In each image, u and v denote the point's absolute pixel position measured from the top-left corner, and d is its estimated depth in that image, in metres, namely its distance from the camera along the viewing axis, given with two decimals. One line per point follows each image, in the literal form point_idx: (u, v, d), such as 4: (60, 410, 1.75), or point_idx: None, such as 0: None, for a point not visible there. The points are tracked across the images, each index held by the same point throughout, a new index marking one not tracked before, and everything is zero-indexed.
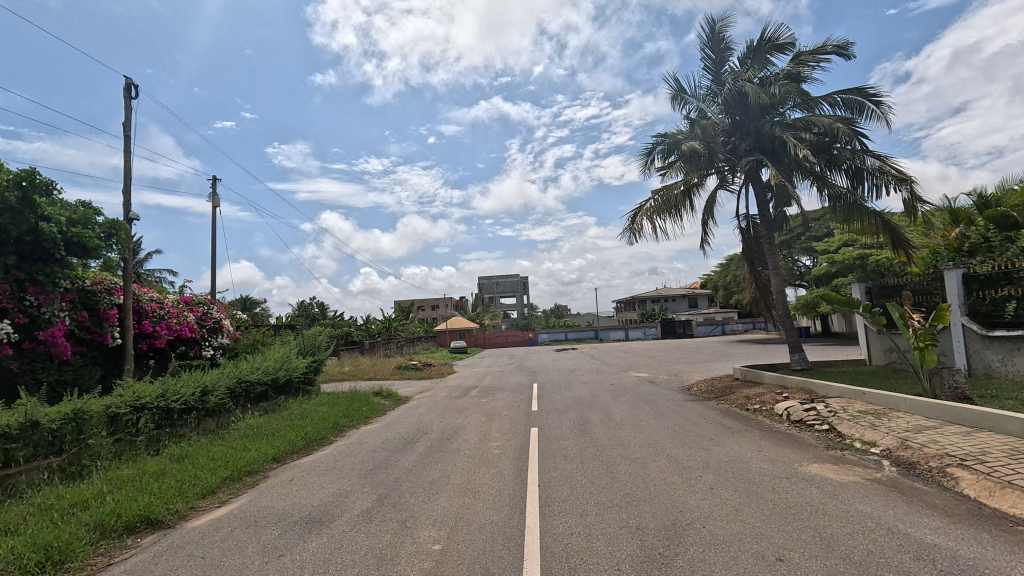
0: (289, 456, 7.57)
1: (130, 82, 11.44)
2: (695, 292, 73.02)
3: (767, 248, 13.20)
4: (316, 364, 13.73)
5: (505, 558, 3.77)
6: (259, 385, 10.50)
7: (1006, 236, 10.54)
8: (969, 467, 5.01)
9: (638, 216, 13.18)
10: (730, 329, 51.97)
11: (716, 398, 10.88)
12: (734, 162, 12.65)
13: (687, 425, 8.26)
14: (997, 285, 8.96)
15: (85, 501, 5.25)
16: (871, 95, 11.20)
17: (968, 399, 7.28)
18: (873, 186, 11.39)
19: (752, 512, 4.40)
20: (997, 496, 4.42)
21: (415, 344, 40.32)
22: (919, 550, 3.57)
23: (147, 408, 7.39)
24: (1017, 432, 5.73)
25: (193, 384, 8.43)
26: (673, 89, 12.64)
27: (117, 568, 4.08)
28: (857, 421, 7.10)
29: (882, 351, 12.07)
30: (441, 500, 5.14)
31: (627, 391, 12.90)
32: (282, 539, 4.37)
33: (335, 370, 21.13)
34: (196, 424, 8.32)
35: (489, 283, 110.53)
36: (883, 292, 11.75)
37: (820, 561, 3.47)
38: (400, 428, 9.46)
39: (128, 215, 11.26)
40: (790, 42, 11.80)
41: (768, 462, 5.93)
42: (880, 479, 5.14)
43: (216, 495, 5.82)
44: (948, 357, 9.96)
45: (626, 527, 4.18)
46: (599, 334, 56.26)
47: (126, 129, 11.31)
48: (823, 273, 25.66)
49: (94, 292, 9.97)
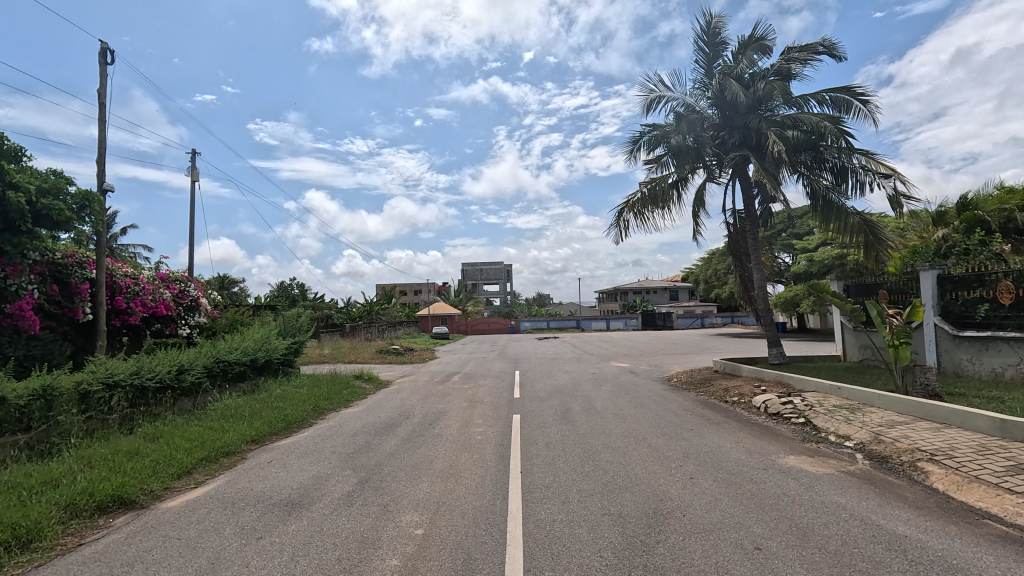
0: (268, 439, 7.47)
1: (107, 47, 10.98)
2: (676, 286, 73.72)
3: (751, 243, 13.27)
4: (296, 345, 13.53)
5: (488, 544, 3.77)
6: (237, 365, 10.32)
7: (981, 240, 10.95)
8: (939, 461, 5.18)
9: (626, 207, 13.19)
10: (710, 323, 52.67)
11: (696, 389, 11.05)
12: (721, 156, 12.70)
13: (667, 415, 8.35)
14: (970, 287, 9.20)
15: (55, 480, 5.11)
16: (859, 94, 11.29)
17: (937, 396, 7.52)
18: (857, 184, 11.58)
19: (731, 502, 4.46)
20: (965, 490, 4.56)
21: (397, 329, 40.09)
22: (891, 541, 3.67)
23: (120, 386, 7.20)
24: (984, 429, 5.93)
25: (169, 362, 8.21)
26: (645, 96, 12.53)
27: (88, 549, 3.95)
28: (833, 415, 7.28)
29: (857, 348, 12.39)
30: (423, 484, 5.13)
31: (608, 380, 13.00)
32: (261, 521, 4.29)
33: (314, 353, 20.86)
34: (171, 403, 8.11)
35: (473, 271, 110.12)
36: (860, 290, 12.05)
37: (796, 550, 3.53)
38: (382, 412, 9.36)
39: (102, 185, 10.86)
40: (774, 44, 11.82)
41: (747, 453, 6.03)
42: (854, 471, 5.29)
43: (192, 476, 5.70)
44: (920, 355, 10.26)
45: (608, 515, 4.21)
46: (581, 323, 56.64)
47: (101, 97, 10.84)
48: (802, 271, 26.22)
49: (65, 265, 9.63)
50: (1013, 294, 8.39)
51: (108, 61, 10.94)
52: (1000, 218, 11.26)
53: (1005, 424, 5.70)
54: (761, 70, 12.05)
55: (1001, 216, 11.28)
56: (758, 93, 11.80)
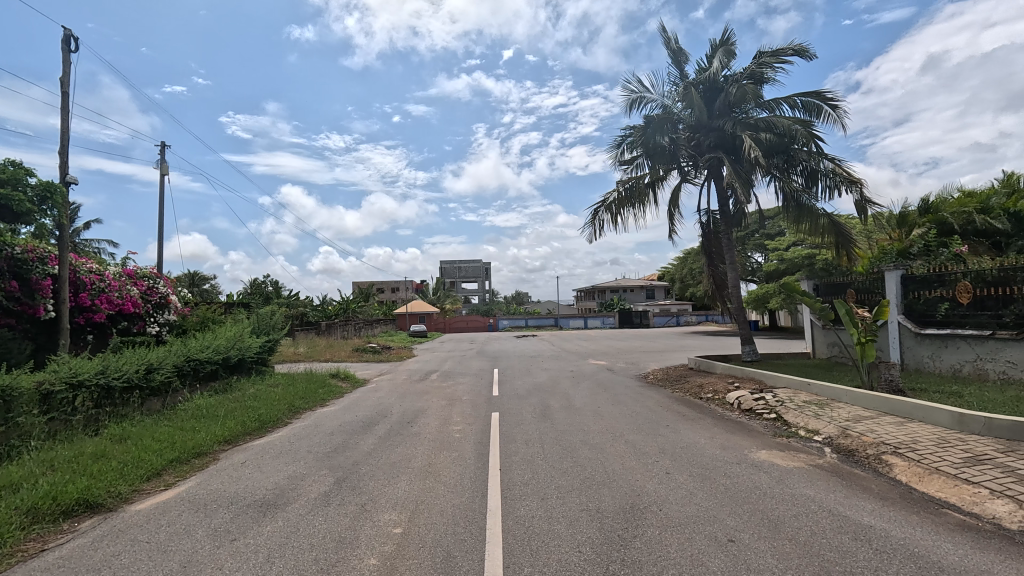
0: (242, 439, 7.31)
1: (70, 34, 10.54)
2: (653, 285, 74.85)
3: (726, 243, 13.54)
4: (270, 344, 13.25)
5: (466, 542, 3.77)
6: (209, 364, 10.06)
7: (943, 241, 11.41)
8: (902, 454, 5.38)
9: (603, 207, 13.30)
10: (685, 321, 53.47)
11: (671, 387, 11.22)
12: (696, 158, 12.92)
13: (644, 412, 8.47)
14: (931, 286, 9.59)
15: (15, 484, 4.90)
16: (828, 99, 11.63)
17: (900, 392, 7.82)
18: (826, 187, 11.93)
19: (705, 496, 4.57)
20: (925, 481, 4.76)
21: (374, 327, 39.50)
22: (857, 531, 3.80)
23: (84, 385, 6.95)
24: (944, 423, 6.18)
25: (137, 361, 7.96)
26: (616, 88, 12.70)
27: (50, 554, 3.81)
28: (802, 411, 7.50)
29: (826, 345, 12.79)
30: (401, 483, 5.09)
31: (587, 378, 13.11)
32: (234, 523, 4.21)
33: (289, 352, 20.48)
34: (139, 404, 7.86)
35: (452, 270, 109.96)
36: (829, 289, 12.43)
37: (768, 541, 3.64)
38: (358, 411, 9.25)
39: (66, 178, 10.45)
40: (734, 45, 12.04)
41: (721, 448, 6.16)
42: (822, 465, 5.46)
43: (161, 478, 5.55)
44: (885, 352, 10.64)
45: (586, 510, 4.26)
46: (559, 322, 56.80)
47: (64, 86, 10.42)
48: (774, 270, 26.93)
49: (25, 260, 9.23)
50: (971, 294, 8.78)
51: (71, 48, 10.51)
52: (960, 220, 11.63)
53: (964, 417, 5.97)
54: (734, 73, 12.28)
55: (961, 218, 11.62)
56: (731, 96, 12.04)
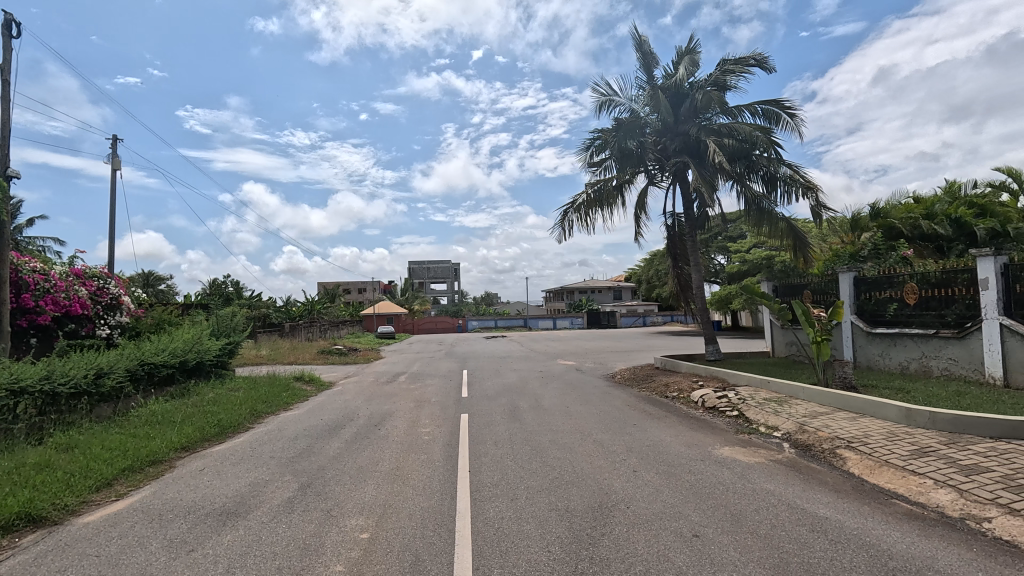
0: (200, 445, 7.04)
1: (11, 18, 9.93)
2: (620, 286, 76.04)
3: (690, 245, 13.88)
4: (231, 347, 12.80)
5: (436, 545, 3.74)
6: (164, 368, 9.64)
7: (891, 245, 12.01)
8: (855, 447, 5.63)
9: (572, 209, 13.44)
10: (651, 321, 54.55)
11: (638, 386, 11.41)
12: (662, 162, 13.21)
13: (612, 411, 8.59)
14: (881, 287, 10.08)
15: None
16: (787, 107, 12.08)
17: (853, 388, 8.18)
18: (785, 192, 12.37)
19: (671, 493, 4.66)
20: (876, 473, 4.99)
21: (340, 329, 38.70)
22: (814, 523, 3.95)
23: (27, 392, 6.56)
24: (893, 418, 6.50)
25: (85, 366, 7.56)
26: None
27: None
28: (762, 408, 7.76)
29: (784, 344, 13.27)
30: (368, 487, 5.00)
31: (556, 378, 13.19)
32: (192, 533, 4.04)
33: (251, 355, 19.84)
34: (87, 410, 7.45)
35: (421, 271, 108.93)
36: (787, 290, 12.92)
37: (730, 535, 3.75)
38: (324, 415, 9.05)
39: (7, 172, 9.85)
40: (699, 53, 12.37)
41: (686, 446, 6.31)
42: (781, 460, 5.66)
43: (112, 488, 5.28)
44: (839, 351, 11.12)
45: (556, 510, 4.28)
46: (529, 322, 57.00)
47: (5, 74, 9.80)
48: (735, 272, 27.78)
49: None
50: (917, 295, 9.29)
51: (13, 34, 9.89)
52: (907, 225, 12.28)
53: (911, 412, 6.29)
54: (699, 79, 12.62)
55: (909, 223, 12.27)
56: (696, 102, 12.35)
